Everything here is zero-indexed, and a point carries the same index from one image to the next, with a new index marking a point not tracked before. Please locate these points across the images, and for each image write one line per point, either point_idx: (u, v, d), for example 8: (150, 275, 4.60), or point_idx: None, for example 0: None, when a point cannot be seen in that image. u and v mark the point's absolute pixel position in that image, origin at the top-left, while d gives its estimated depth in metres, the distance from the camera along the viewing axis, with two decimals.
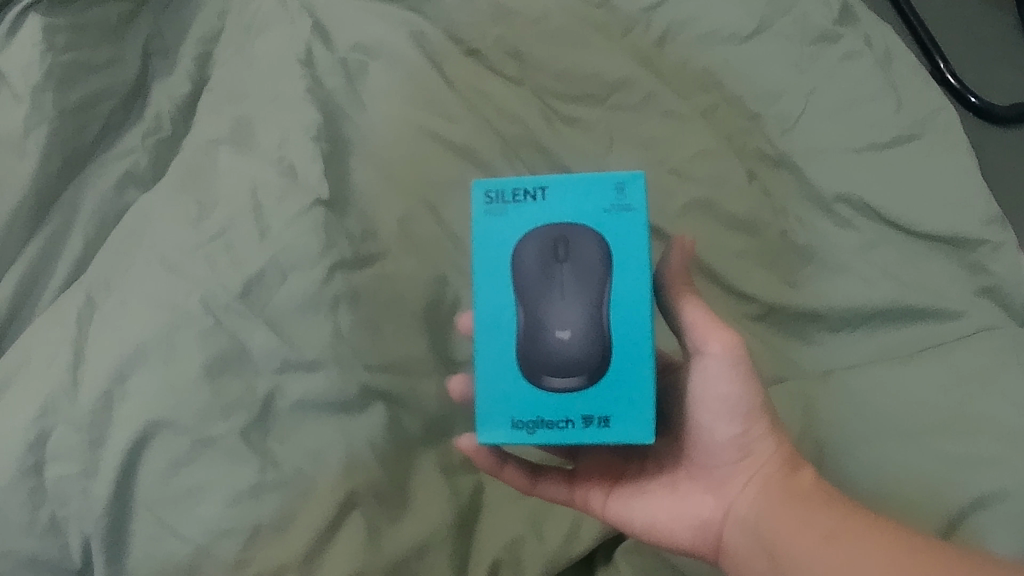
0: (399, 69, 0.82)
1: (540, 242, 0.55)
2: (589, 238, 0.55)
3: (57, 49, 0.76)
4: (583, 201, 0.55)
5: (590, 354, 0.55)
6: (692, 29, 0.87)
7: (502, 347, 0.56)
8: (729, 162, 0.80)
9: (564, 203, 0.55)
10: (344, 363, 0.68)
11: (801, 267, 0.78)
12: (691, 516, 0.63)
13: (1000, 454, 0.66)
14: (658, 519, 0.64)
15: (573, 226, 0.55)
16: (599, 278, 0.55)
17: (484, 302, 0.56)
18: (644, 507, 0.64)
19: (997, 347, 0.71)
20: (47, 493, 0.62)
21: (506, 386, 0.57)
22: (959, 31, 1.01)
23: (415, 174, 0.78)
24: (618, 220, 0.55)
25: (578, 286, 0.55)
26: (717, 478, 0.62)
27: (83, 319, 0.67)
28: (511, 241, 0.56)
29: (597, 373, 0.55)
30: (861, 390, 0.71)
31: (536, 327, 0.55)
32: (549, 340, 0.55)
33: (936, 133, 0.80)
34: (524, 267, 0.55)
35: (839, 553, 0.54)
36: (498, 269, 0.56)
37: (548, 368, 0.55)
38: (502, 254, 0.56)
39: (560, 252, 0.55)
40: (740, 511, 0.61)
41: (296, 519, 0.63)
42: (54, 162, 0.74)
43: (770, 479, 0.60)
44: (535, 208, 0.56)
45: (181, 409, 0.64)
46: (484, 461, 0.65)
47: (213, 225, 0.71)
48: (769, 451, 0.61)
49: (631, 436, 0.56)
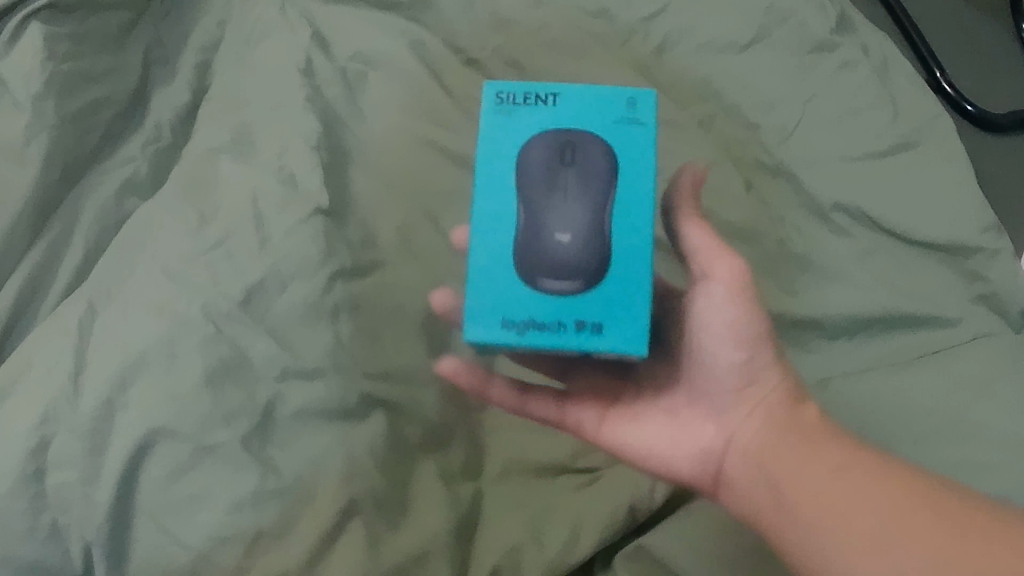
0: (398, 79, 0.83)
1: (547, 145, 0.58)
2: (595, 146, 0.58)
3: (57, 57, 0.77)
4: (593, 112, 0.59)
5: (587, 257, 0.57)
6: (691, 37, 0.87)
7: (499, 246, 0.58)
8: (726, 171, 0.81)
9: (574, 113, 0.59)
10: (345, 371, 0.68)
11: (798, 276, 0.78)
12: (693, 443, 0.67)
13: (996, 460, 0.67)
14: (659, 445, 0.68)
15: (580, 134, 0.58)
16: (604, 185, 0.57)
17: (485, 201, 0.58)
18: (648, 432, 0.69)
19: (995, 354, 0.72)
20: (47, 500, 0.62)
21: (501, 286, 0.58)
22: (955, 39, 1.01)
23: (414, 183, 0.79)
24: (625, 132, 0.58)
25: (581, 190, 0.57)
26: (719, 406, 0.67)
27: (84, 326, 0.68)
28: (518, 143, 0.59)
29: (592, 280, 0.57)
30: (860, 396, 0.72)
31: (536, 226, 0.57)
32: (549, 240, 0.57)
33: (932, 142, 0.81)
34: (531, 170, 0.58)
35: (844, 487, 0.58)
36: (504, 170, 0.58)
37: (544, 269, 0.57)
38: (508, 156, 0.59)
39: (567, 156, 0.57)
40: (742, 441, 0.65)
41: (297, 526, 0.63)
42: (54, 171, 0.74)
43: (773, 408, 0.65)
44: (545, 114, 0.59)
45: (182, 417, 0.64)
46: (473, 377, 0.70)
47: (214, 233, 0.71)
48: (771, 381, 0.65)
49: (623, 344, 0.57)
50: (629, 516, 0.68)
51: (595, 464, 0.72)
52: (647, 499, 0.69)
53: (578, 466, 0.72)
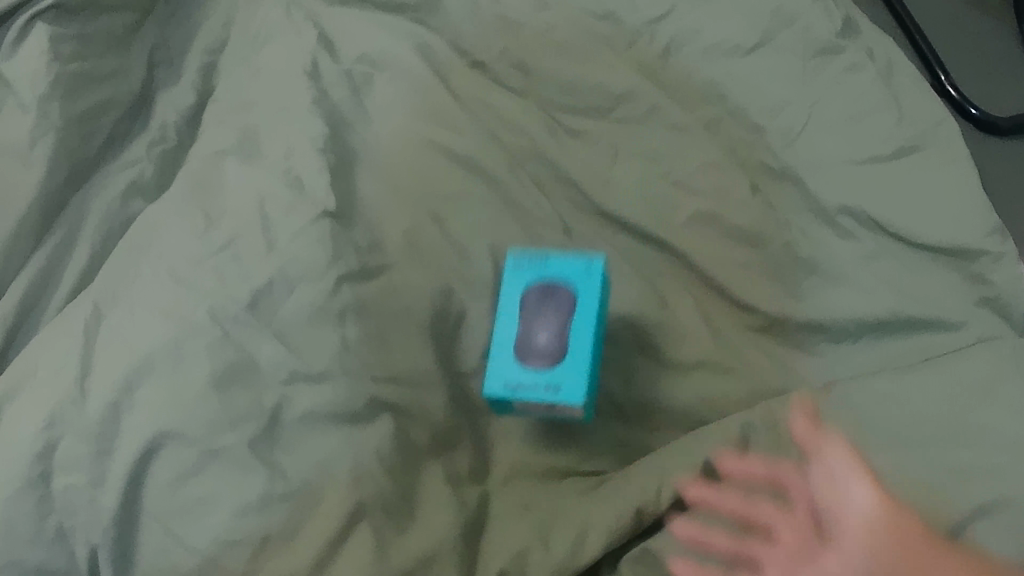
0: (405, 82, 0.83)
1: (539, 288, 0.70)
2: (566, 290, 0.70)
3: (63, 58, 0.76)
4: (571, 273, 0.70)
5: (557, 349, 0.68)
6: (697, 40, 0.87)
7: (501, 339, 0.69)
8: (732, 174, 0.81)
9: (554, 272, 0.70)
10: (352, 374, 0.68)
11: (804, 279, 0.78)
12: (812, 537, 0.65)
13: (998, 464, 0.66)
14: (779, 540, 0.65)
15: (558, 283, 0.70)
16: (570, 305, 0.69)
17: (497, 310, 0.70)
18: (764, 530, 0.65)
19: (998, 357, 0.71)
20: (54, 503, 0.63)
21: (500, 363, 0.68)
22: (959, 43, 1.01)
23: (420, 186, 0.79)
24: (587, 281, 0.70)
25: (558, 309, 0.69)
26: (830, 497, 0.66)
27: (90, 329, 0.68)
28: (517, 267, 0.71)
29: (557, 361, 0.67)
30: (863, 399, 0.70)
31: (526, 326, 0.68)
32: (532, 335, 0.68)
33: (938, 145, 0.80)
34: (527, 295, 0.70)
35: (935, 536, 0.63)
36: (510, 284, 0.71)
37: (532, 352, 0.68)
38: (514, 274, 0.71)
39: (550, 292, 0.69)
40: (867, 526, 0.64)
41: (304, 530, 0.63)
42: (59, 173, 0.74)
43: (877, 490, 0.65)
44: (538, 265, 0.71)
45: (189, 420, 0.64)
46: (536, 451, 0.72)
47: (221, 236, 0.71)
48: (867, 466, 0.67)
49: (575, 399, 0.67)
50: (634, 519, 0.66)
51: (603, 466, 0.72)
52: (654, 501, 0.66)
53: (586, 468, 0.72)
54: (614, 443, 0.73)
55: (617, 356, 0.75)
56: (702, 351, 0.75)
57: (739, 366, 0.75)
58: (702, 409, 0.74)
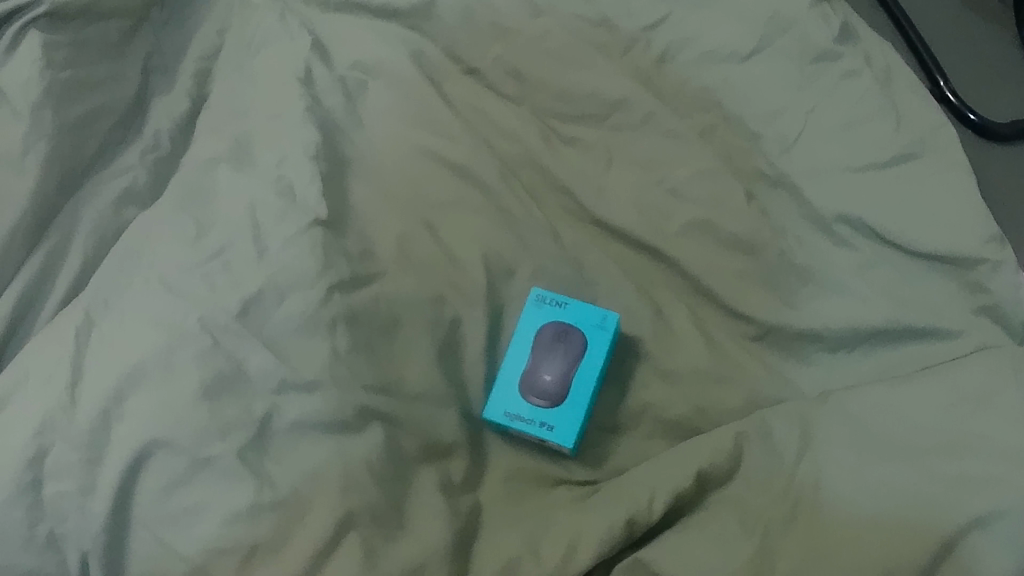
0: (399, 89, 0.84)
1: (554, 328, 0.72)
2: (578, 335, 0.72)
3: (56, 66, 0.76)
4: (584, 319, 0.72)
5: (558, 392, 0.70)
6: (692, 46, 0.87)
7: (511, 370, 0.72)
8: (727, 181, 0.80)
9: (570, 315, 0.73)
10: (342, 384, 0.67)
11: (799, 287, 0.77)
12: (803, 539, 0.64)
13: (996, 473, 0.63)
14: (769, 548, 0.64)
15: (572, 328, 0.72)
16: (579, 351, 0.71)
17: (513, 343, 0.73)
18: (750, 535, 0.64)
19: (996, 366, 0.68)
20: (44, 510, 0.62)
21: (504, 393, 0.71)
22: (959, 47, 1.01)
23: (413, 195, 0.79)
24: (599, 330, 0.72)
25: (567, 353, 0.71)
26: (815, 502, 0.65)
27: (81, 336, 0.68)
28: (537, 306, 0.74)
29: (557, 401, 0.70)
30: (857, 408, 0.69)
31: (534, 365, 0.71)
32: (538, 375, 0.71)
33: (934, 152, 0.79)
34: (542, 334, 0.72)
35: (924, 535, 0.62)
36: (529, 322, 0.73)
37: (534, 390, 0.70)
38: (533, 312, 0.74)
39: (563, 336, 0.72)
40: (850, 526, 0.63)
41: (292, 539, 0.62)
42: (52, 179, 0.74)
43: (861, 491, 0.65)
44: (557, 307, 0.73)
45: (179, 429, 0.64)
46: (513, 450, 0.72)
47: (211, 244, 0.71)
48: (850, 464, 0.66)
49: (564, 442, 0.69)
50: (625, 531, 0.64)
51: (594, 477, 0.72)
52: (646, 512, 0.65)
53: (578, 478, 0.72)
54: (605, 454, 0.73)
55: (612, 368, 0.76)
56: (696, 359, 0.75)
57: (734, 375, 0.74)
58: (695, 418, 0.73)
